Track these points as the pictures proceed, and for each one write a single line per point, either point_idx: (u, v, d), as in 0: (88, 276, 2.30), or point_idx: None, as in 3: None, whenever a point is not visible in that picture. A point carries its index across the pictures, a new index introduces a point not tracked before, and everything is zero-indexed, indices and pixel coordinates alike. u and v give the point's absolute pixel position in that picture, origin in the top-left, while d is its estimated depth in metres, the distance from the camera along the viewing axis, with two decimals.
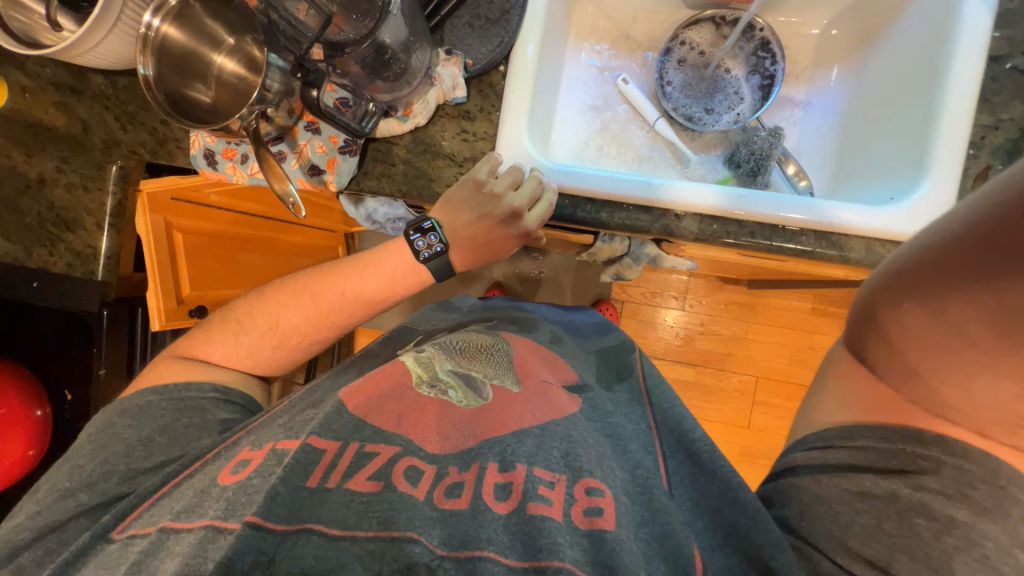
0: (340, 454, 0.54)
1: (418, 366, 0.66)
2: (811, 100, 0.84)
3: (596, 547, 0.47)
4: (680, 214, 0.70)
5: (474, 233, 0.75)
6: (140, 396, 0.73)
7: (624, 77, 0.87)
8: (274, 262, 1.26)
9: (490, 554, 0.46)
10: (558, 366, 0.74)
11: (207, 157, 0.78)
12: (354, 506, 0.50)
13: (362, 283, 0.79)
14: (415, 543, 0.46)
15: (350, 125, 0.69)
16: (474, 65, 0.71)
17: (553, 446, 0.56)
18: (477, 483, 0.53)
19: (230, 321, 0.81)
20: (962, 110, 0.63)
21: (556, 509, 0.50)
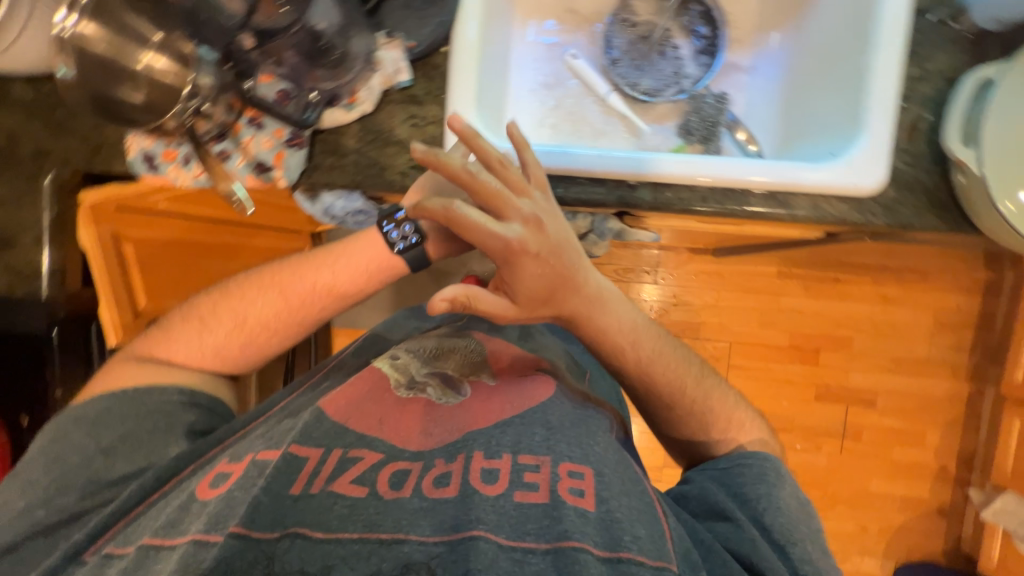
0: (323, 462, 0.58)
1: (395, 371, 0.71)
2: (756, 65, 0.86)
3: (587, 531, 0.51)
4: (636, 183, 0.71)
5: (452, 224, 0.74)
6: (96, 402, 0.70)
7: (574, 53, 0.88)
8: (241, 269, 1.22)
9: (483, 533, 0.50)
10: (526, 357, 0.77)
11: (146, 161, 0.75)
12: (338, 509, 0.53)
13: (335, 277, 0.75)
14: (403, 543, 0.50)
15: (290, 114, 0.68)
16: (415, 46, 0.70)
17: (534, 432, 0.61)
18: (464, 471, 0.56)
19: (192, 318, 0.77)
20: (892, 63, 0.65)
21: (541, 493, 0.54)
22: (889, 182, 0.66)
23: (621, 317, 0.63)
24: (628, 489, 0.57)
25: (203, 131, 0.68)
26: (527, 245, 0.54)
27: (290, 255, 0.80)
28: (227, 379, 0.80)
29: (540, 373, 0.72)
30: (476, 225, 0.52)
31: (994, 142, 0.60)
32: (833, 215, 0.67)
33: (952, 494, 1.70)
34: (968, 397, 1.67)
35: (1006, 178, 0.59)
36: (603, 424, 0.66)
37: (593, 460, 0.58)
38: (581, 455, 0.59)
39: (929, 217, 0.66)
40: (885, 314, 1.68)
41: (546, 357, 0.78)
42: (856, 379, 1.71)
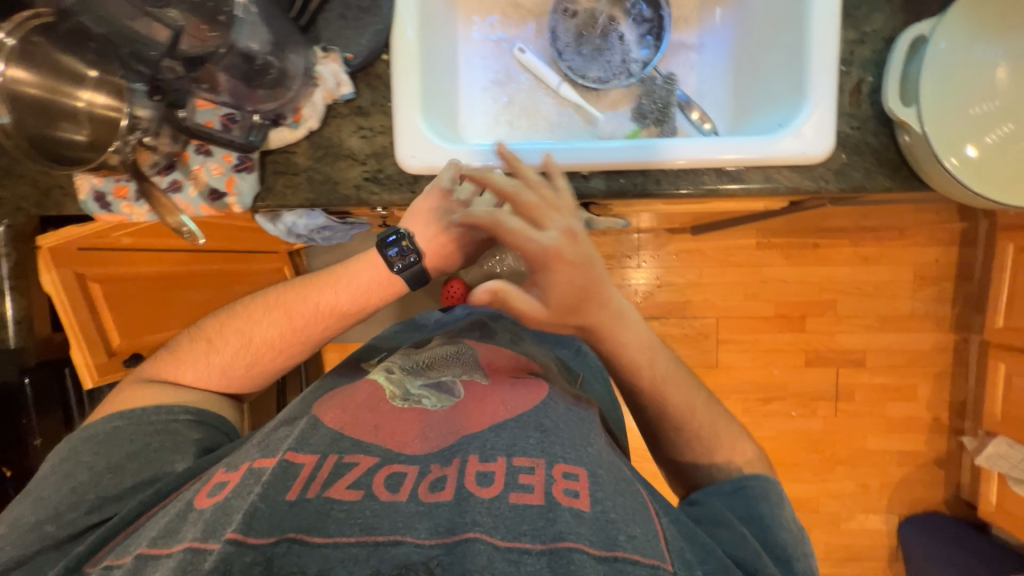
0: (319, 467, 0.57)
1: (390, 384, 0.69)
2: (703, 42, 0.85)
3: (580, 530, 0.50)
4: (588, 174, 0.71)
5: (445, 241, 0.72)
6: (105, 421, 0.69)
7: (521, 47, 0.87)
8: (221, 296, 1.22)
9: (478, 535, 0.49)
10: (517, 359, 0.78)
11: (99, 200, 0.74)
12: (336, 514, 0.52)
13: (339, 296, 0.75)
14: (400, 544, 0.49)
15: (236, 140, 0.65)
16: (354, 58, 0.69)
17: (529, 435, 0.60)
18: (459, 474, 0.55)
19: (200, 340, 0.78)
20: (829, 28, 0.65)
21: (536, 495, 0.53)
22: (837, 147, 0.67)
23: (640, 335, 0.63)
24: (620, 484, 0.56)
25: (149, 162, 0.69)
26: (565, 253, 0.54)
27: (295, 277, 0.80)
28: (230, 398, 0.80)
29: (534, 377, 0.73)
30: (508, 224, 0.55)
31: (932, 100, 0.60)
32: (787, 184, 0.68)
33: (948, 444, 1.72)
34: (955, 346, 1.69)
35: (947, 134, 0.60)
36: (591, 421, 0.67)
37: (586, 462, 0.57)
38: (572, 456, 0.58)
39: (880, 178, 0.67)
40: (867, 275, 1.69)
41: (536, 360, 0.79)
42: (845, 340, 1.72)
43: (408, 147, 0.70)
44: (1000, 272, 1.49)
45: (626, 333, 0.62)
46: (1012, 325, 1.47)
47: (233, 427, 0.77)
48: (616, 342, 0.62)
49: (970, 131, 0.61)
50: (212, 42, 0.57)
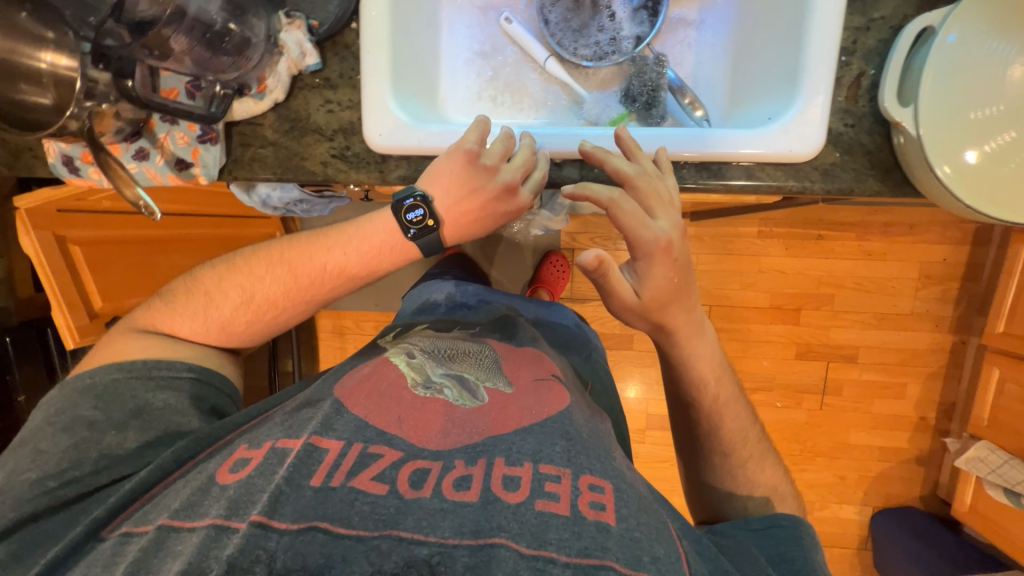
0: (344, 455, 0.55)
1: (412, 370, 0.71)
2: (704, 18, 0.79)
3: (609, 546, 0.47)
4: (561, 162, 0.70)
5: (469, 207, 0.66)
6: (106, 372, 0.67)
7: (507, 15, 0.81)
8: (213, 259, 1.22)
9: (502, 540, 0.46)
10: (539, 365, 0.76)
11: (67, 164, 0.72)
12: (360, 506, 0.50)
13: (352, 252, 0.69)
14: (421, 545, 0.46)
15: (196, 110, 0.63)
16: (320, 25, 0.65)
17: (555, 442, 0.58)
18: (486, 476, 0.53)
19: (198, 293, 0.73)
20: (833, 13, 0.59)
21: (562, 504, 0.50)
22: (827, 146, 0.63)
23: (711, 351, 0.70)
24: (641, 500, 0.54)
25: (114, 129, 0.68)
26: (672, 247, 0.59)
27: (303, 231, 0.74)
28: (227, 353, 0.78)
29: (549, 378, 0.72)
30: (628, 211, 0.57)
31: (932, 100, 0.55)
32: (768, 181, 0.64)
33: (931, 443, 1.72)
34: (952, 347, 1.66)
35: (942, 139, 0.56)
36: (606, 436, 0.65)
37: (615, 480, 0.55)
38: (601, 471, 0.55)
39: (870, 181, 0.63)
40: (867, 270, 1.64)
41: (555, 366, 0.77)
42: (838, 336, 1.69)
43: (376, 124, 0.67)
44: (1009, 275, 1.43)
45: (691, 347, 0.67)
46: (1013, 331, 1.42)
47: (235, 387, 0.76)
48: (686, 351, 0.68)
49: (970, 136, 0.56)
50: (162, 5, 0.54)
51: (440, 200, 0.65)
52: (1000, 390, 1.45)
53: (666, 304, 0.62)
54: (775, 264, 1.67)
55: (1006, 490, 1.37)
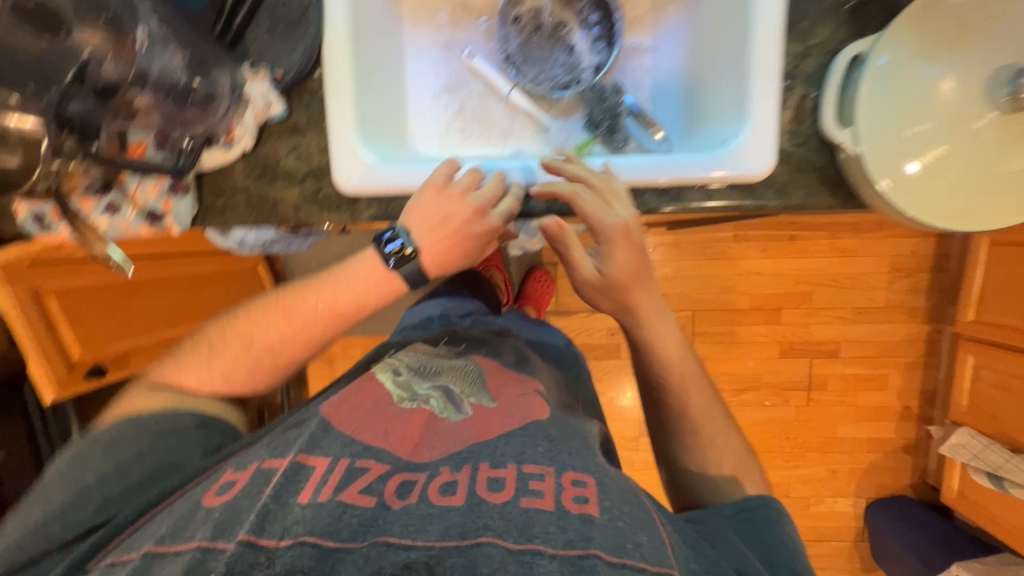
0: (331, 471, 0.56)
1: (398, 386, 0.71)
2: (658, 44, 0.82)
3: (593, 536, 0.47)
4: (528, 194, 0.72)
5: (444, 236, 0.68)
6: (109, 428, 0.65)
7: (470, 51, 0.84)
8: (197, 296, 1.21)
9: (489, 539, 0.47)
10: (526, 382, 0.76)
11: (37, 221, 0.72)
12: (349, 519, 0.50)
13: (339, 290, 0.70)
14: (410, 549, 0.46)
15: (163, 165, 0.64)
16: (285, 75, 0.67)
17: (538, 443, 0.59)
18: (471, 482, 0.54)
19: (201, 346, 0.72)
20: (772, 42, 0.62)
21: (547, 500, 0.51)
22: (779, 165, 0.65)
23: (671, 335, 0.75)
24: (625, 492, 0.55)
25: (83, 185, 0.66)
26: (629, 230, 0.65)
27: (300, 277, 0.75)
28: (236, 404, 0.74)
29: (535, 394, 0.72)
30: (584, 203, 0.64)
31: (869, 121, 0.58)
32: (726, 201, 0.67)
33: (917, 431, 1.76)
34: (928, 336, 1.71)
35: (881, 155, 0.58)
36: (593, 440, 0.65)
37: (597, 475, 0.55)
38: (580, 467, 0.56)
39: (821, 196, 0.66)
40: (842, 266, 1.69)
41: (539, 383, 0.77)
42: (819, 332, 1.73)
43: (345, 167, 0.69)
44: (974, 264, 1.49)
45: (647, 305, 0.72)
46: (983, 318, 1.47)
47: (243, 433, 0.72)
48: (651, 331, 0.73)
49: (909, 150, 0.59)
50: (127, 67, 0.53)
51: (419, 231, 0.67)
52: (975, 376, 1.49)
53: (625, 283, 0.69)
54: (754, 266, 1.71)
55: (989, 474, 1.40)
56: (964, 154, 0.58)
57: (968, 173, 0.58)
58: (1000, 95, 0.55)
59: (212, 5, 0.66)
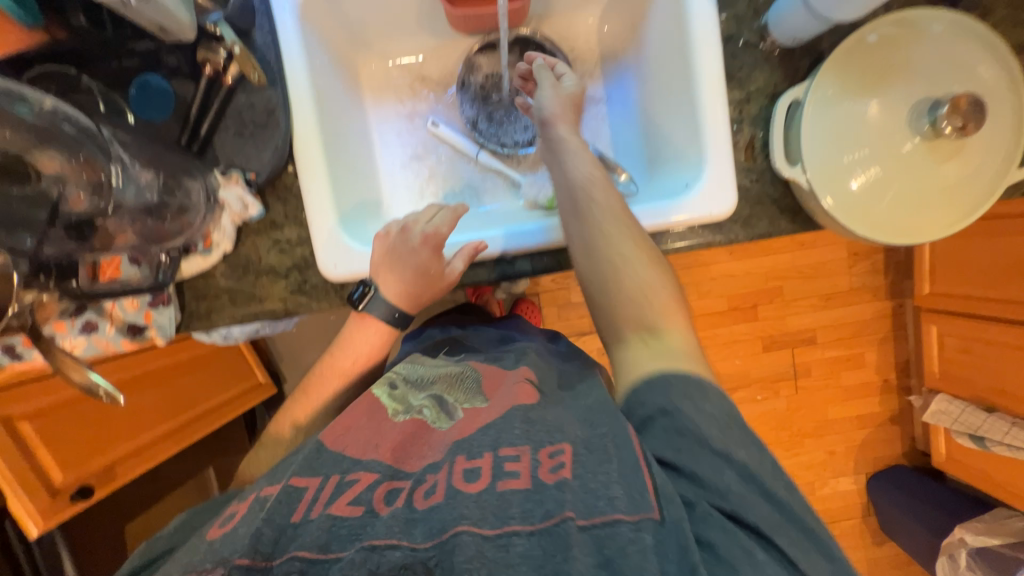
0: (321, 488, 0.53)
1: (393, 401, 0.66)
2: (610, 94, 0.88)
3: (568, 499, 0.47)
4: (513, 256, 0.72)
5: (408, 290, 0.69)
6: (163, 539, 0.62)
7: (434, 120, 0.86)
8: (184, 386, 1.17)
9: (467, 527, 0.46)
10: (517, 367, 0.71)
11: (7, 352, 0.70)
12: (338, 532, 0.48)
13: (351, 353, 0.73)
14: (394, 549, 0.46)
15: (142, 283, 0.63)
16: (257, 175, 0.67)
17: (514, 424, 0.56)
18: (449, 476, 0.52)
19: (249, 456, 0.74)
20: (716, 92, 0.68)
21: (523, 480, 0.50)
22: (741, 201, 0.70)
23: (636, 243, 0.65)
24: (603, 434, 0.53)
25: (58, 311, 0.67)
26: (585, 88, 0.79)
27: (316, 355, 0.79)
28: None
29: (527, 379, 0.66)
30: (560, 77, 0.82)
31: (812, 155, 0.63)
32: (697, 239, 0.71)
33: (899, 402, 1.85)
34: (892, 310, 1.81)
35: (826, 186, 0.63)
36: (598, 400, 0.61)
37: (573, 438, 0.53)
38: (556, 436, 0.54)
39: (784, 224, 0.70)
40: (803, 258, 1.78)
41: (532, 367, 0.71)
42: (796, 322, 1.81)
43: (329, 256, 0.69)
44: None
45: (571, 134, 0.72)
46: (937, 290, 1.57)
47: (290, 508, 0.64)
48: (598, 209, 0.66)
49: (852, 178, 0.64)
50: (105, 202, 0.54)
51: (393, 283, 0.69)
52: (941, 343, 1.59)
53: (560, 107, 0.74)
54: (723, 269, 1.78)
55: (971, 436, 1.48)
56: (897, 176, 0.63)
57: (903, 194, 0.63)
58: (921, 124, 0.61)
59: (173, 116, 0.66)
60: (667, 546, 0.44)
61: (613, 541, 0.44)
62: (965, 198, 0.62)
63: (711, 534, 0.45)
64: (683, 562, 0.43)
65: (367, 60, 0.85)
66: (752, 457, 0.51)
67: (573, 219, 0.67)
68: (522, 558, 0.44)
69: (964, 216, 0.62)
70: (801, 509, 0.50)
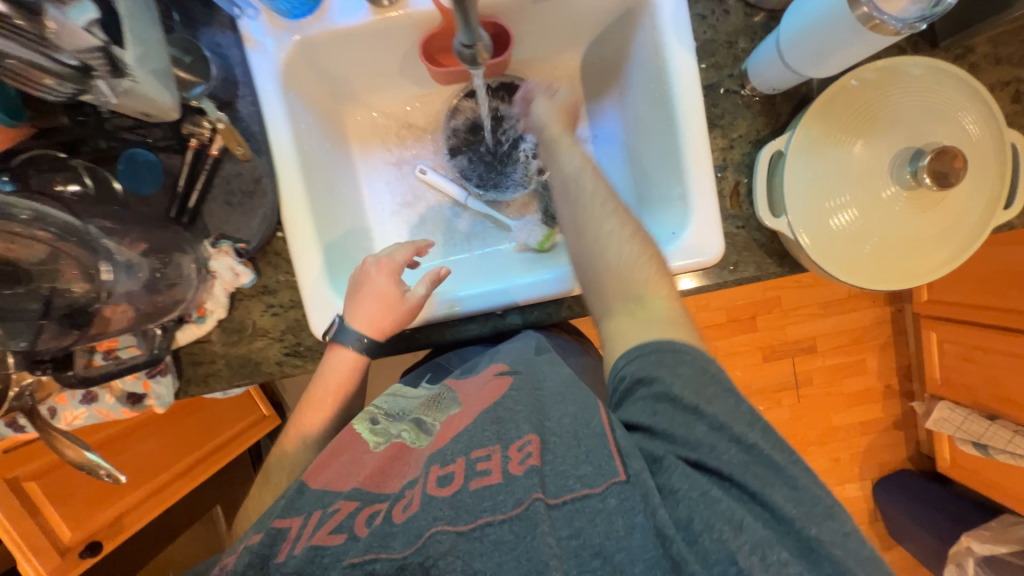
0: (306, 524, 0.53)
1: (374, 434, 0.63)
2: (596, 133, 0.87)
3: (536, 482, 0.50)
4: (504, 311, 0.73)
5: (376, 320, 0.67)
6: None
7: (422, 167, 0.87)
8: (189, 433, 1.15)
9: (439, 527, 0.49)
10: (488, 365, 0.69)
11: (12, 424, 0.72)
12: (322, 560, 0.49)
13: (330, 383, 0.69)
14: (375, 561, 0.48)
15: (140, 359, 0.64)
16: (248, 245, 0.68)
17: (486, 429, 0.56)
18: (423, 485, 0.53)
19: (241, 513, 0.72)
20: (701, 142, 0.67)
21: (494, 475, 0.52)
22: (728, 248, 0.69)
23: (625, 227, 0.63)
24: (570, 416, 0.56)
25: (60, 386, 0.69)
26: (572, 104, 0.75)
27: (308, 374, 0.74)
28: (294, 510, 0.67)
29: (496, 376, 0.65)
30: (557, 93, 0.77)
31: (796, 204, 0.63)
32: (686, 286, 0.71)
33: (903, 407, 1.85)
34: (893, 316, 1.80)
35: (811, 236, 0.63)
36: (567, 379, 0.61)
37: (537, 425, 0.55)
38: (521, 426, 0.55)
39: (772, 267, 0.70)
40: None
41: (503, 359, 0.69)
42: (795, 331, 1.80)
43: (320, 319, 0.69)
44: None
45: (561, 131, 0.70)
46: (935, 298, 1.56)
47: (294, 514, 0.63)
48: (590, 195, 0.64)
49: (852, 216, 0.63)
50: (95, 289, 0.58)
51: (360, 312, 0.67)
52: (943, 350, 1.58)
53: (557, 113, 0.73)
54: None
55: (974, 443, 1.49)
56: (896, 209, 0.63)
57: (885, 243, 0.63)
58: (903, 173, 0.61)
59: (164, 188, 0.67)
60: (633, 503, 0.49)
61: (582, 514, 0.49)
62: (963, 221, 0.63)
63: (673, 480, 0.50)
64: (646, 512, 0.48)
65: (353, 112, 0.85)
66: (725, 409, 0.54)
67: (564, 201, 0.66)
68: (494, 545, 0.48)
69: (937, 266, 0.63)
70: (767, 448, 0.52)
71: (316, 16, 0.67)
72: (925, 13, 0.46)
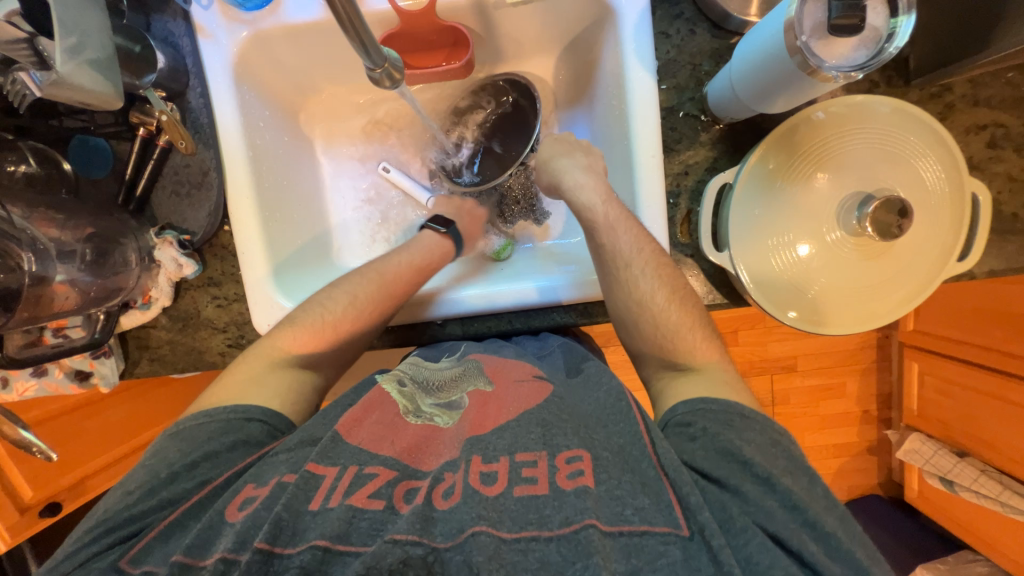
0: (341, 477, 0.49)
1: (403, 397, 0.59)
2: None
3: (589, 506, 0.45)
4: (443, 321, 0.72)
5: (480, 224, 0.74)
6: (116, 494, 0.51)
7: (385, 165, 0.83)
8: (150, 409, 1.12)
9: (482, 528, 0.44)
10: (521, 362, 0.65)
11: None
12: (359, 524, 0.45)
13: (414, 257, 0.72)
14: (415, 545, 0.43)
15: (79, 342, 0.65)
16: (193, 236, 0.69)
17: (530, 431, 0.53)
18: (464, 474, 0.49)
19: None
20: (653, 166, 0.64)
21: (540, 486, 0.47)
22: (692, 274, 0.68)
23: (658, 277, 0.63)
24: (620, 440, 0.52)
25: None
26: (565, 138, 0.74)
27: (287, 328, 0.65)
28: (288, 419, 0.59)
29: (533, 378, 0.61)
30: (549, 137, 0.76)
31: (739, 243, 0.62)
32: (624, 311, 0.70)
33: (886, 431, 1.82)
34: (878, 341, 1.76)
35: (753, 279, 0.61)
36: (615, 394, 0.57)
37: (586, 440, 0.51)
38: (570, 437, 0.51)
39: (721, 297, 0.68)
40: None
41: (537, 364, 0.65)
42: (777, 349, 1.66)
43: (263, 316, 0.69)
44: None
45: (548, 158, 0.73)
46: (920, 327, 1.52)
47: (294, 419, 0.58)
48: (604, 215, 0.65)
49: (806, 257, 0.62)
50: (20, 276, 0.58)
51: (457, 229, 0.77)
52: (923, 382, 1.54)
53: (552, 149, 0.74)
54: None
55: (939, 477, 1.48)
56: (851, 248, 0.61)
57: (824, 291, 0.61)
58: (849, 219, 0.60)
59: (114, 173, 0.68)
60: (698, 564, 0.43)
61: (644, 550, 0.43)
62: (922, 263, 0.61)
63: (752, 550, 0.44)
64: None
65: (319, 105, 0.83)
66: (799, 487, 0.49)
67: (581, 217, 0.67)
68: (540, 563, 0.43)
69: (885, 313, 0.61)
70: (848, 540, 0.46)
71: (269, 10, 0.67)
72: (863, 63, 0.48)
